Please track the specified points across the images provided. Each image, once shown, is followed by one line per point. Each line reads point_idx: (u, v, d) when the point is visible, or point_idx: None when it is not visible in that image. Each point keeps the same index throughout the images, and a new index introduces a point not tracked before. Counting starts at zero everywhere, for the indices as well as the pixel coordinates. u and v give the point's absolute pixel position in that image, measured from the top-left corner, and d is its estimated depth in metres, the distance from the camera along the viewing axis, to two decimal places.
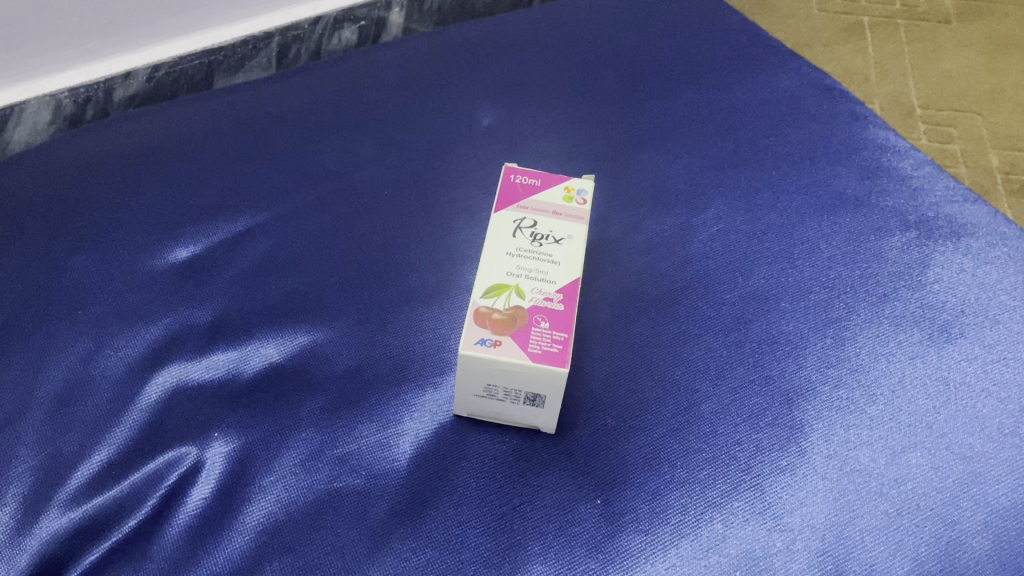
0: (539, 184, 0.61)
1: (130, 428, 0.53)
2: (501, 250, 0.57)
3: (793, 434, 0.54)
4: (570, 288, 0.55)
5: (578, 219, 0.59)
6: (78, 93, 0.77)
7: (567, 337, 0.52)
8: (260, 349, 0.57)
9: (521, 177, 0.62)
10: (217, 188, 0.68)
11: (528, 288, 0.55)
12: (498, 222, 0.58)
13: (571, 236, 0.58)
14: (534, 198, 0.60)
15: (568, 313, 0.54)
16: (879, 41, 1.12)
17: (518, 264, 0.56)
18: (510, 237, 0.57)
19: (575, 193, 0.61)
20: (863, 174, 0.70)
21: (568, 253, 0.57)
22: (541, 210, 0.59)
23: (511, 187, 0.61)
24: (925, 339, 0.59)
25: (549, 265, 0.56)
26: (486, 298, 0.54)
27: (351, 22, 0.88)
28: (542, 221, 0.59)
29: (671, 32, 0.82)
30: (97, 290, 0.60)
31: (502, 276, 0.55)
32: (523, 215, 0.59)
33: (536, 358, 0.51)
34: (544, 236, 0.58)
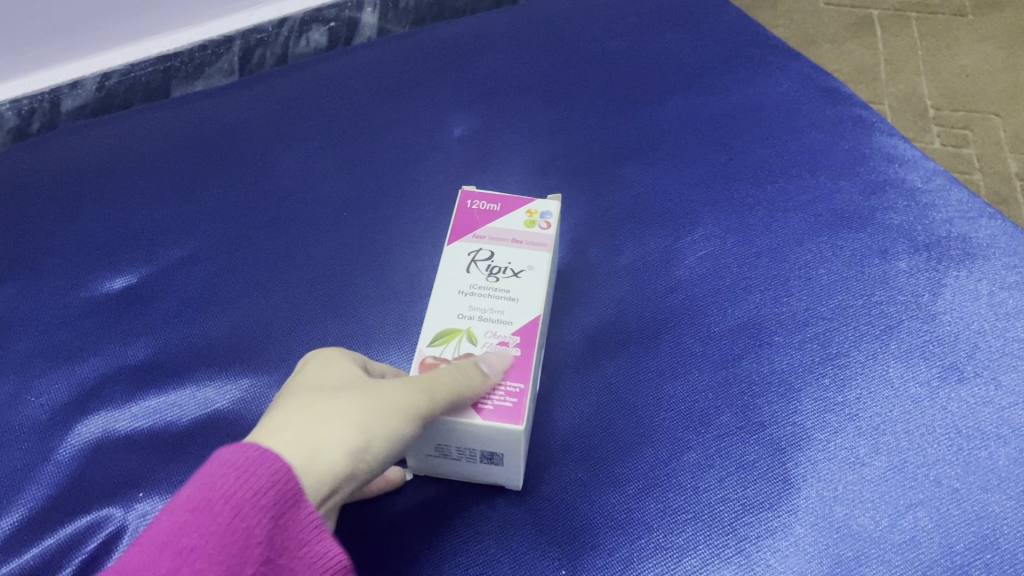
0: (498, 208, 0.55)
1: (46, 485, 0.49)
2: (452, 289, 0.51)
3: (783, 490, 0.49)
4: (529, 328, 0.49)
5: (540, 246, 0.53)
6: (21, 104, 0.72)
7: (523, 388, 0.46)
8: (198, 394, 0.53)
9: (479, 202, 0.55)
10: (160, 208, 0.63)
11: (480, 332, 0.49)
12: (449, 256, 0.52)
13: (532, 267, 0.52)
14: (492, 225, 0.54)
15: (525, 359, 0.48)
16: (890, 36, 1.05)
17: (471, 305, 0.50)
18: (463, 273, 0.52)
19: (538, 216, 0.54)
20: (868, 188, 0.64)
21: (528, 288, 0.51)
22: (499, 239, 0.53)
23: (467, 213, 0.55)
24: (933, 380, 0.53)
25: (505, 303, 0.50)
26: (433, 347, 0.48)
27: (320, 24, 0.82)
28: (499, 251, 0.53)
29: (661, 29, 0.76)
30: (22, 327, 0.56)
31: (452, 319, 0.49)
32: (479, 246, 0.53)
33: (487, 416, 0.45)
34: (501, 269, 0.52)
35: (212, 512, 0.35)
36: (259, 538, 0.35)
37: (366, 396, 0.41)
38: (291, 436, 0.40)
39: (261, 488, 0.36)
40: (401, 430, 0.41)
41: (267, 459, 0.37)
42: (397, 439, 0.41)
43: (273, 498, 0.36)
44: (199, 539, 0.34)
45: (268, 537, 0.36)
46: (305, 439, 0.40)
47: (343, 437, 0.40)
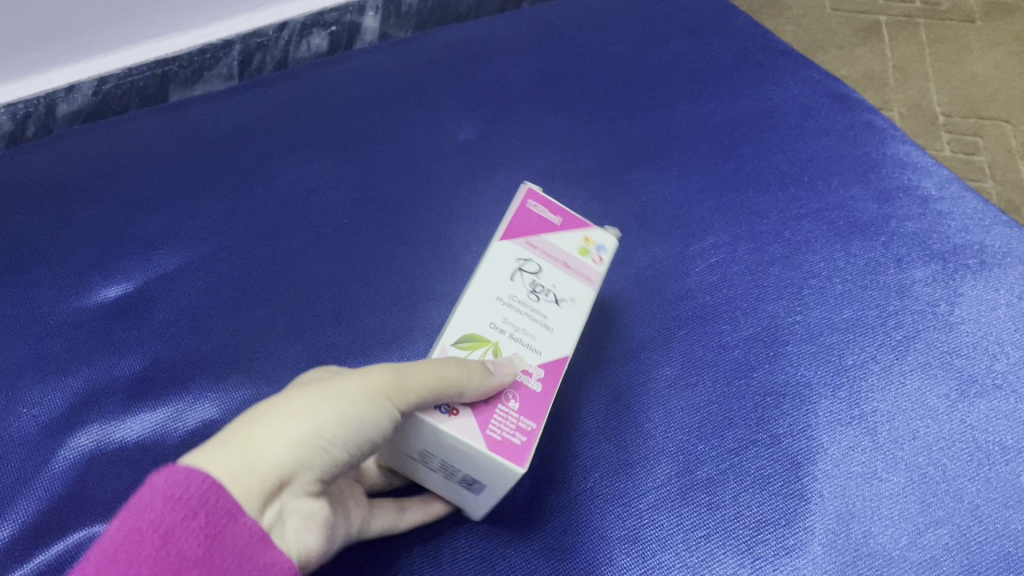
0: (557, 223, 0.51)
1: (36, 500, 0.47)
2: (492, 293, 0.46)
3: (800, 507, 0.47)
4: (555, 365, 0.45)
5: (587, 280, 0.49)
6: (16, 109, 0.71)
7: (535, 429, 0.42)
8: (196, 406, 0.52)
9: (540, 208, 0.51)
10: (155, 215, 0.61)
11: (507, 351, 0.45)
12: (498, 254, 0.47)
13: (574, 300, 0.48)
14: (546, 237, 0.50)
15: (543, 399, 0.44)
16: (898, 43, 1.02)
17: (505, 317, 0.46)
18: (507, 279, 0.47)
19: (593, 247, 0.50)
20: (880, 196, 0.63)
21: (564, 321, 0.47)
22: (549, 254, 0.49)
23: (524, 213, 0.50)
24: (952, 394, 0.52)
25: (539, 330, 0.46)
26: (457, 348, 0.44)
27: (321, 28, 0.81)
28: (547, 268, 0.48)
29: (667, 34, 0.75)
30: (12, 336, 0.54)
31: (483, 327, 0.45)
32: (529, 254, 0.48)
33: (493, 445, 0.40)
34: (544, 290, 0.47)
35: (142, 543, 0.33)
36: (193, 558, 0.34)
37: (320, 390, 0.39)
38: (228, 437, 0.37)
39: (192, 510, 0.34)
40: (358, 420, 0.38)
41: (192, 477, 0.35)
42: (354, 430, 0.38)
43: (205, 518, 0.34)
44: (128, 567, 0.33)
45: (203, 556, 0.34)
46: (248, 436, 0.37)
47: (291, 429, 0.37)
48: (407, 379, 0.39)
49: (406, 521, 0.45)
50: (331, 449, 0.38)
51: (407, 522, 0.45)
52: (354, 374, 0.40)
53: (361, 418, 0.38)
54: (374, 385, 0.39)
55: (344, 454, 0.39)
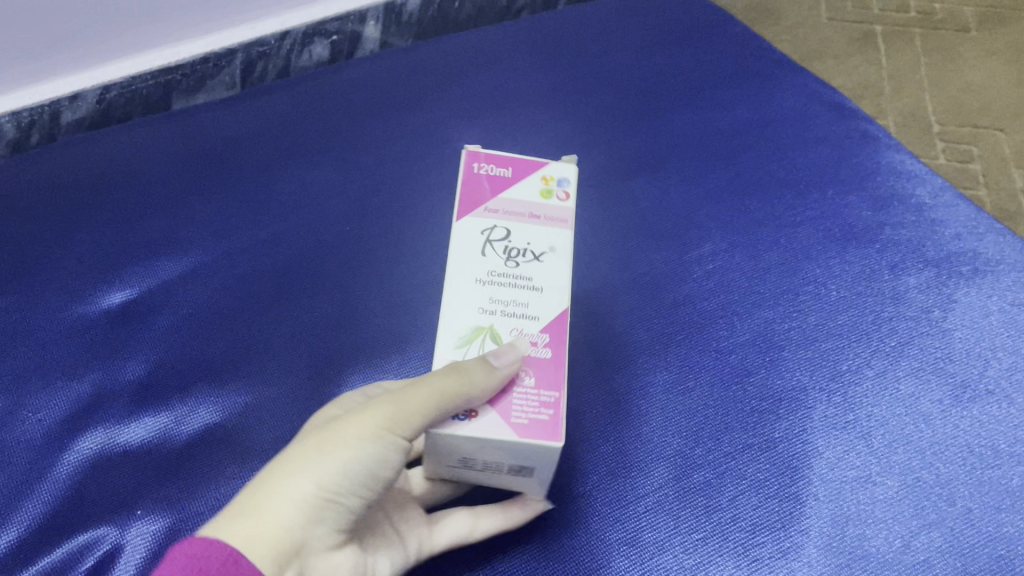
0: (510, 175, 0.50)
1: (41, 502, 0.48)
2: (469, 277, 0.46)
3: (796, 510, 0.48)
4: (557, 325, 0.46)
5: (561, 221, 0.49)
6: (21, 117, 0.72)
7: (558, 398, 0.43)
8: (198, 410, 0.52)
9: (487, 165, 0.51)
10: (159, 221, 0.62)
11: (504, 330, 0.45)
12: (460, 237, 0.48)
13: (554, 248, 0.48)
14: (506, 196, 0.50)
15: (557, 363, 0.45)
16: (893, 53, 1.00)
17: (492, 298, 0.46)
18: (478, 257, 0.47)
19: (554, 184, 0.50)
20: (876, 204, 0.63)
21: (552, 274, 0.47)
22: (515, 214, 0.49)
23: (474, 180, 0.50)
24: (945, 399, 0.53)
25: (529, 294, 0.46)
26: (456, 350, 0.45)
27: (322, 38, 0.82)
28: (515, 229, 0.48)
29: (665, 44, 0.75)
30: (18, 341, 0.55)
31: (473, 318, 0.45)
32: (493, 223, 0.48)
33: (523, 432, 0.41)
34: (520, 251, 0.48)
35: None
36: None
37: (315, 443, 0.41)
38: (235, 511, 0.40)
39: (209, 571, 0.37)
40: (361, 461, 0.41)
41: (210, 546, 0.38)
42: (360, 469, 0.41)
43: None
44: None
45: None
46: (256, 507, 0.40)
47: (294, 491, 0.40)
48: (403, 405, 0.40)
49: (479, 529, 0.46)
50: (343, 495, 0.41)
51: (482, 531, 0.46)
52: (348, 415, 0.42)
53: (364, 456, 0.41)
54: (365, 425, 0.41)
55: (359, 493, 0.41)
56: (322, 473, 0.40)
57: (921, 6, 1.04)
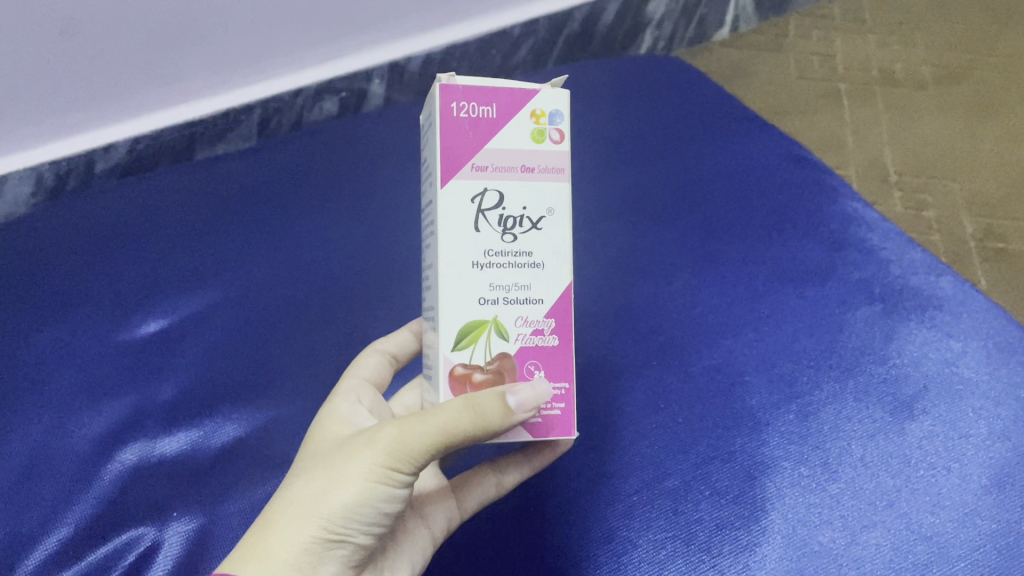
0: (496, 114, 0.43)
1: (87, 506, 0.54)
2: (464, 262, 0.43)
3: (754, 512, 0.54)
4: (562, 305, 0.45)
5: (556, 173, 0.44)
6: (59, 165, 0.82)
7: (568, 387, 0.45)
8: (224, 427, 0.59)
9: (468, 104, 0.43)
10: (188, 259, 0.69)
11: (508, 321, 0.44)
12: (448, 211, 0.43)
13: (552, 212, 0.44)
14: (495, 147, 0.43)
15: (564, 348, 0.45)
16: (856, 107, 1.08)
17: (492, 282, 0.44)
18: (472, 235, 0.43)
19: (546, 122, 0.44)
20: (831, 246, 0.71)
21: (551, 244, 0.45)
22: (507, 172, 0.44)
23: (457, 128, 0.43)
24: (887, 416, 0.59)
25: (532, 273, 0.44)
26: (460, 349, 0.43)
27: (332, 95, 0.90)
28: (507, 190, 0.44)
29: (644, 103, 0.83)
30: (64, 365, 0.62)
31: (475, 308, 0.43)
32: (482, 185, 0.43)
33: (540, 432, 0.44)
34: (516, 219, 0.44)
35: None
36: None
37: (324, 480, 0.41)
38: (245, 550, 0.40)
39: None
40: (371, 500, 0.40)
41: None
42: (372, 505, 0.40)
43: None
44: None
45: None
46: (265, 546, 0.40)
47: (303, 531, 0.40)
48: (408, 446, 0.39)
49: (506, 480, 0.54)
50: (353, 532, 0.41)
51: (509, 481, 0.54)
52: (356, 448, 0.41)
53: (374, 496, 0.40)
54: (369, 464, 0.40)
55: (370, 527, 0.42)
56: (330, 512, 0.40)
57: (882, 66, 1.12)
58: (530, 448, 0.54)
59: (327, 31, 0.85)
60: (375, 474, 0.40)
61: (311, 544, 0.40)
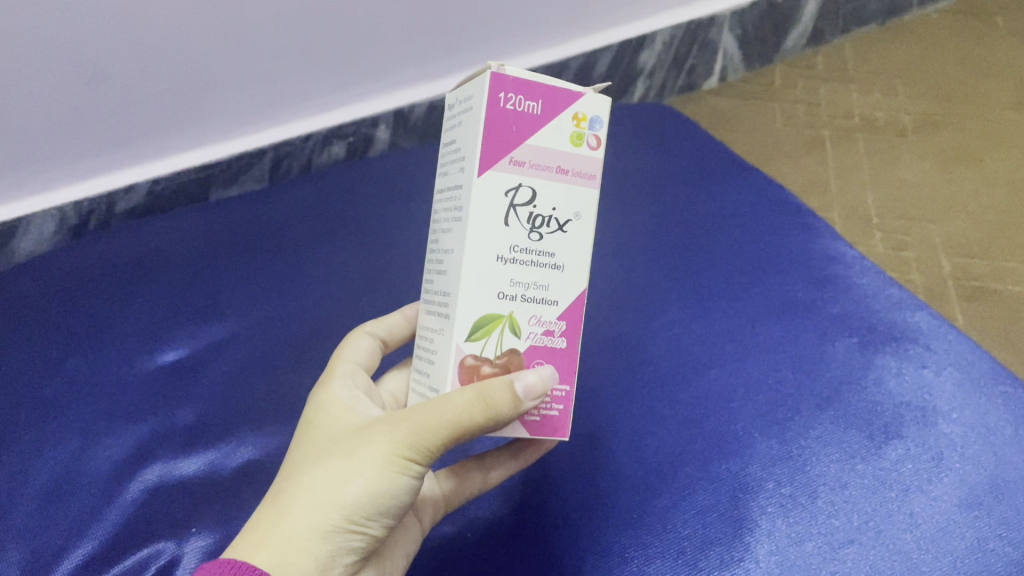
0: (539, 112, 0.46)
1: (111, 522, 0.58)
2: (491, 254, 0.46)
3: (739, 529, 0.58)
4: (573, 309, 0.49)
5: (587, 179, 0.48)
6: (82, 207, 0.86)
7: (568, 391, 0.49)
8: (239, 449, 0.62)
9: (515, 98, 0.46)
10: (204, 292, 0.73)
11: (523, 318, 0.47)
12: (484, 200, 0.45)
13: (578, 218, 0.48)
14: (535, 144, 0.46)
15: (569, 351, 0.49)
16: (839, 153, 1.13)
17: (513, 278, 0.47)
18: (503, 229, 0.46)
19: (586, 127, 0.48)
20: (812, 282, 0.75)
21: (571, 248, 0.48)
22: (542, 169, 0.47)
23: (503, 119, 0.45)
24: (864, 440, 0.63)
25: (550, 275, 0.48)
26: (477, 338, 0.46)
27: (340, 140, 0.95)
28: (541, 190, 0.47)
29: (636, 153, 0.89)
30: (90, 392, 0.66)
31: (495, 302, 0.46)
32: (518, 181, 0.46)
33: (535, 430, 0.48)
34: (544, 219, 0.47)
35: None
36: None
37: (341, 468, 0.44)
38: (263, 534, 0.43)
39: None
40: (388, 489, 0.44)
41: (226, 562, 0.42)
42: (389, 493, 0.44)
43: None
44: None
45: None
46: (284, 531, 0.43)
47: (324, 516, 0.43)
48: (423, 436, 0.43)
49: (492, 477, 0.61)
50: (371, 521, 0.45)
51: (495, 477, 0.61)
52: (369, 439, 0.45)
53: (391, 486, 0.44)
54: (387, 454, 0.44)
55: (385, 515, 0.45)
56: (351, 498, 0.44)
57: (865, 113, 1.17)
58: (516, 446, 0.61)
59: (337, 80, 0.90)
60: (392, 462, 0.44)
61: (332, 529, 0.43)
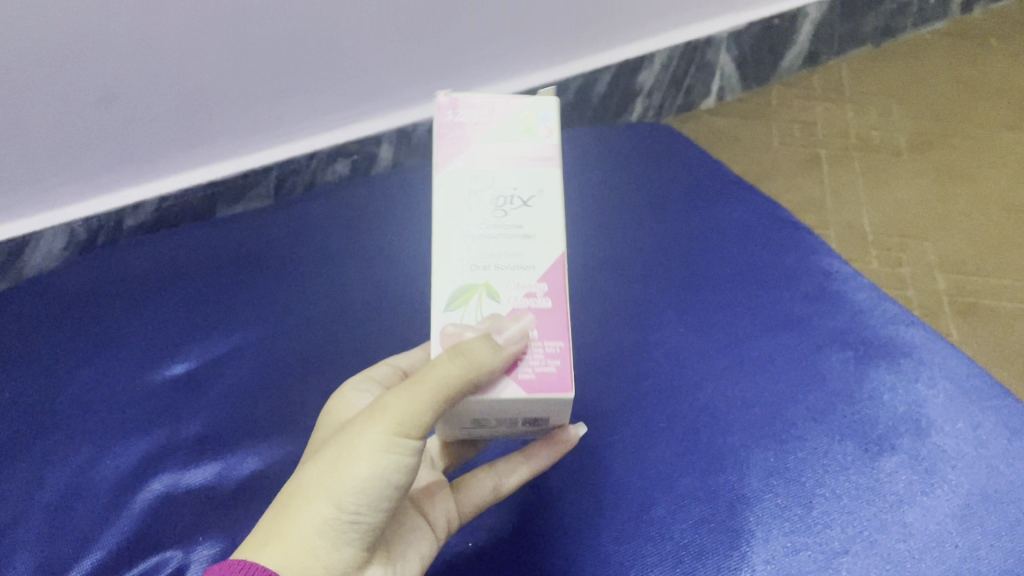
0: (489, 118, 0.53)
1: (120, 531, 0.59)
2: (459, 234, 0.50)
3: (735, 539, 0.59)
4: (554, 271, 0.50)
5: (545, 161, 0.52)
6: (92, 223, 0.89)
7: (564, 346, 0.48)
8: (245, 460, 0.63)
9: (463, 112, 0.53)
10: (210, 306, 0.75)
11: (499, 284, 0.49)
12: (446, 192, 0.51)
13: (542, 191, 0.51)
14: (488, 142, 0.53)
15: (558, 310, 0.49)
16: (835, 172, 1.14)
17: (484, 251, 0.50)
18: (467, 212, 0.51)
19: (535, 121, 0.53)
20: (807, 297, 0.76)
21: (541, 218, 0.51)
22: (500, 160, 0.52)
23: (454, 129, 0.53)
24: (858, 452, 0.64)
25: (522, 243, 0.50)
26: (453, 306, 0.49)
27: (343, 158, 0.98)
28: (500, 175, 0.52)
29: (634, 169, 0.90)
30: (98, 403, 0.67)
31: (468, 273, 0.49)
32: (476, 171, 0.52)
33: (534, 387, 0.46)
34: (507, 198, 0.51)
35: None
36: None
37: (334, 456, 0.45)
38: (266, 534, 0.45)
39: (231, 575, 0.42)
40: (382, 471, 0.45)
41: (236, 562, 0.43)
42: (383, 474, 0.45)
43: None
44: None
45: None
46: (285, 526, 0.44)
47: (321, 506, 0.44)
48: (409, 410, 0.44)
49: (504, 482, 0.60)
50: (370, 508, 0.45)
51: (507, 483, 0.60)
52: (359, 423, 0.46)
53: (385, 466, 0.45)
54: (375, 435, 0.45)
55: (384, 499, 0.46)
56: (345, 484, 0.44)
57: (861, 133, 1.19)
58: (531, 448, 0.60)
59: (342, 99, 0.92)
60: (382, 441, 0.45)
61: (330, 517, 0.44)
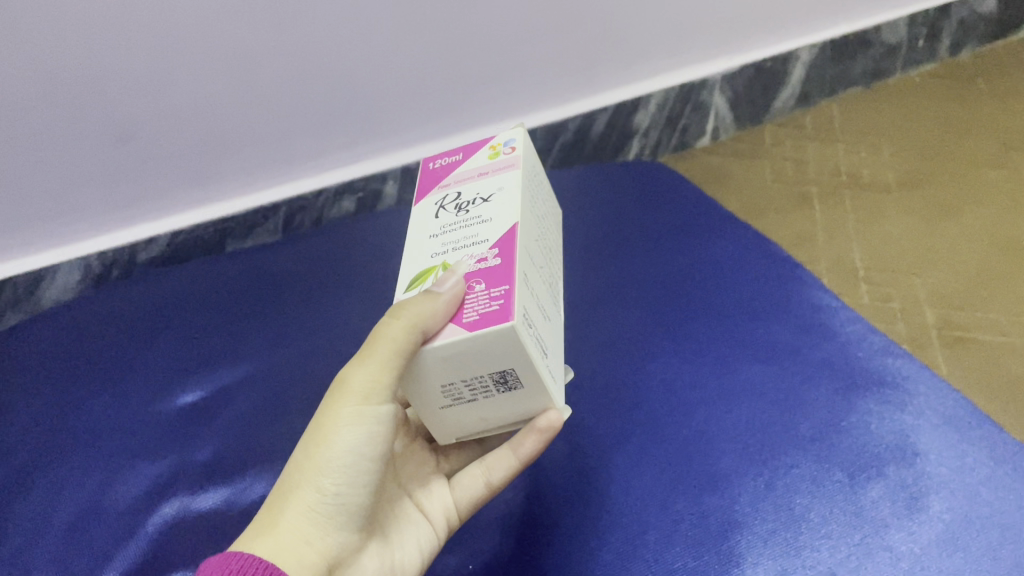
0: (461, 158, 0.61)
1: (131, 551, 0.61)
2: (425, 237, 0.55)
3: (727, 563, 0.61)
4: (504, 239, 0.52)
5: (505, 169, 0.58)
6: (106, 256, 0.92)
7: (508, 288, 0.48)
8: (254, 484, 0.65)
9: (441, 160, 0.62)
10: (220, 337, 0.77)
11: (454, 260, 0.52)
12: (419, 213, 0.57)
13: (500, 188, 0.56)
14: (457, 172, 0.59)
15: (505, 264, 0.50)
16: (826, 208, 1.17)
17: (444, 242, 0.54)
18: (433, 221, 0.56)
19: (500, 148, 0.60)
20: (797, 329, 0.79)
21: (496, 205, 0.54)
22: (466, 180, 0.58)
23: (432, 173, 0.61)
24: (845, 480, 0.66)
25: (478, 227, 0.53)
26: (414, 286, 0.52)
27: (350, 195, 1.00)
28: (466, 190, 0.57)
29: (630, 210, 0.94)
30: (113, 431, 0.70)
31: (430, 261, 0.53)
32: (445, 193, 0.58)
33: (475, 325, 0.47)
34: (469, 202, 0.56)
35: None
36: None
37: (309, 440, 0.50)
38: (264, 526, 0.49)
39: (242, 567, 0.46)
40: (354, 442, 0.50)
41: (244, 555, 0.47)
42: (355, 443, 0.50)
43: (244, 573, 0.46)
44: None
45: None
46: (279, 515, 0.49)
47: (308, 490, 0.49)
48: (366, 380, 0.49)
49: (491, 477, 0.60)
50: (354, 483, 0.50)
51: (495, 477, 0.60)
52: (326, 405, 0.51)
53: (356, 437, 0.50)
54: (342, 411, 0.50)
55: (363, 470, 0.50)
56: (322, 462, 0.49)
57: (851, 171, 1.22)
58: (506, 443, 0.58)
59: (347, 140, 0.96)
60: (347, 415, 0.50)
61: (317, 497, 0.49)
